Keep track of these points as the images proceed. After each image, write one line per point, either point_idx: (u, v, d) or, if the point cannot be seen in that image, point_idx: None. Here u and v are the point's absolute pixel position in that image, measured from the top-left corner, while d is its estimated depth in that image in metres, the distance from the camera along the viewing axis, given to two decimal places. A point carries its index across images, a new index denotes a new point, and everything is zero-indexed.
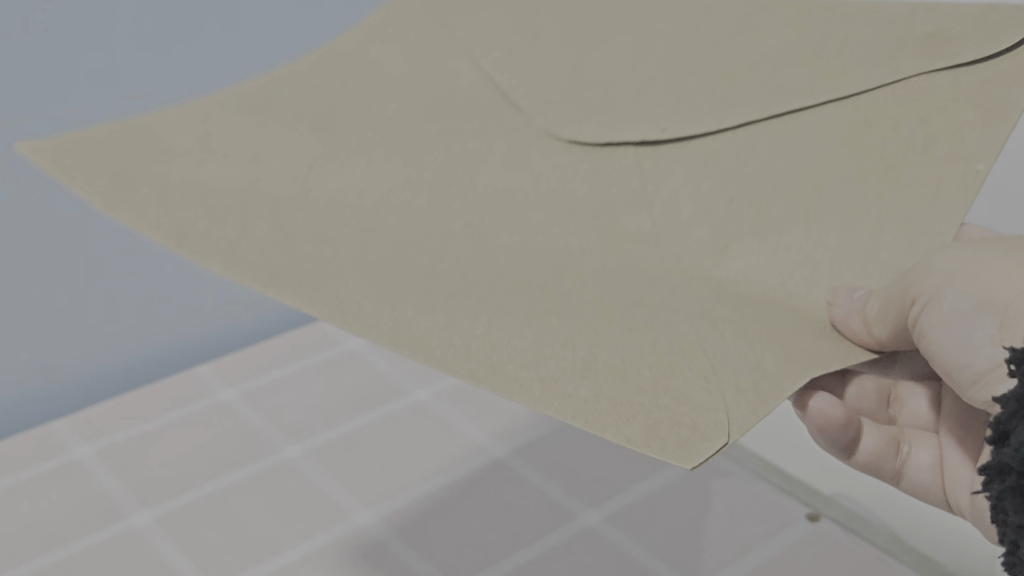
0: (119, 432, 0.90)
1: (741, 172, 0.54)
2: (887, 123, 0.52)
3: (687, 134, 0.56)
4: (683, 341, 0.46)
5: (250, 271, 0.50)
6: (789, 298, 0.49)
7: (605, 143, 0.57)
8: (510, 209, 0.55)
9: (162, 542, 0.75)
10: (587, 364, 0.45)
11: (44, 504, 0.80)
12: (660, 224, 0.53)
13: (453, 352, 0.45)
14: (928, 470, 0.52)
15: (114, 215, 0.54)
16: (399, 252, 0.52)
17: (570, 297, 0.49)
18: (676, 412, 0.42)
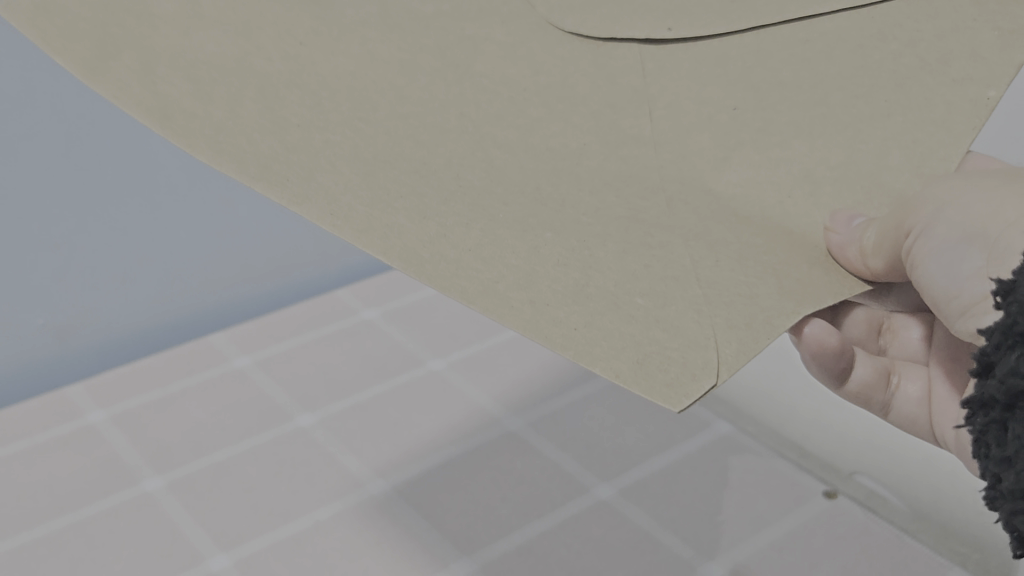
0: (131, 398, 1.09)
1: (748, 79, 0.52)
2: (901, 37, 0.50)
3: (695, 34, 0.54)
4: (677, 265, 0.45)
5: (239, 163, 0.49)
6: (788, 218, 0.48)
7: (607, 37, 0.55)
8: (507, 103, 0.53)
9: (171, 503, 0.91)
10: (577, 287, 0.44)
11: (56, 471, 0.97)
12: (662, 129, 0.51)
13: (445, 267, 0.44)
14: (915, 400, 0.60)
15: (97, 88, 0.52)
16: (392, 146, 0.51)
17: (565, 209, 0.48)
18: (664, 345, 0.42)
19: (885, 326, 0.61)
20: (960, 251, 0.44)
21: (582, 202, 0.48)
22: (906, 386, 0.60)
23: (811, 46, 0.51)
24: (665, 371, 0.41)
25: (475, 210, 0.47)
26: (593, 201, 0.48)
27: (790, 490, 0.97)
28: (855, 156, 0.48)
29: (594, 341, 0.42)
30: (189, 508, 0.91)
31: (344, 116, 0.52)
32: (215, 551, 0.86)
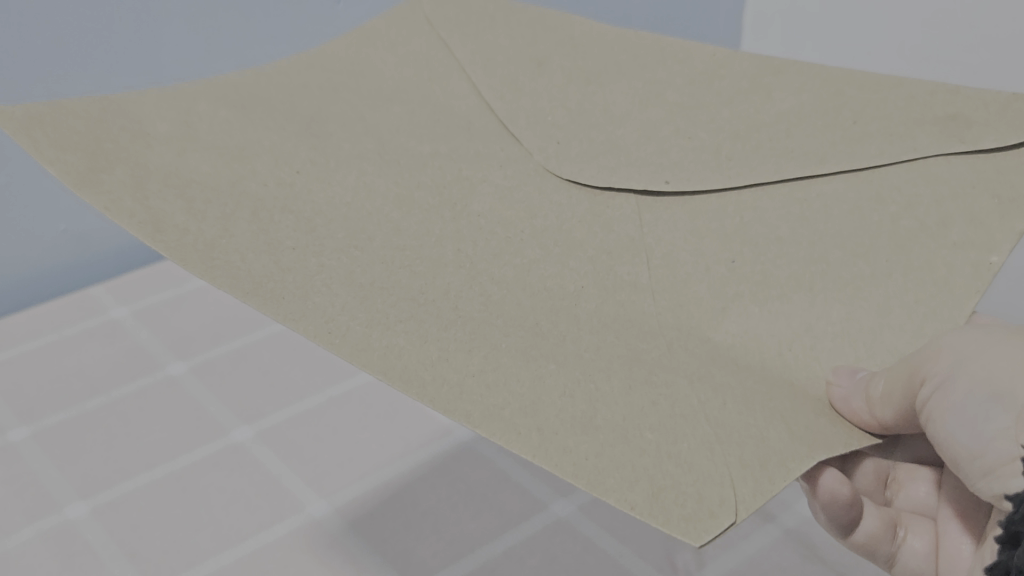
0: (151, 297, 1.01)
1: (744, 236, 0.52)
2: (899, 201, 0.51)
3: (688, 188, 0.55)
4: (684, 407, 0.44)
5: (231, 276, 0.47)
6: (787, 371, 0.47)
7: (606, 186, 0.56)
8: (504, 243, 0.53)
9: (193, 389, 0.84)
10: (583, 418, 0.42)
11: (85, 361, 0.88)
12: (659, 279, 0.51)
13: (449, 391, 0.43)
14: (922, 556, 0.54)
15: (84, 193, 0.50)
16: (388, 273, 0.50)
17: (571, 349, 0.47)
18: (680, 482, 0.39)
19: (891, 478, 0.58)
20: (987, 410, 0.44)
21: (587, 343, 0.47)
22: (913, 541, 0.55)
23: (806, 205, 0.52)
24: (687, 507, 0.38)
25: (474, 341, 0.46)
26: (597, 338, 0.47)
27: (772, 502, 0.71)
28: (855, 311, 0.48)
29: (608, 472, 0.39)
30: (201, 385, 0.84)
31: (349, 241, 0.51)
32: (236, 423, 0.79)
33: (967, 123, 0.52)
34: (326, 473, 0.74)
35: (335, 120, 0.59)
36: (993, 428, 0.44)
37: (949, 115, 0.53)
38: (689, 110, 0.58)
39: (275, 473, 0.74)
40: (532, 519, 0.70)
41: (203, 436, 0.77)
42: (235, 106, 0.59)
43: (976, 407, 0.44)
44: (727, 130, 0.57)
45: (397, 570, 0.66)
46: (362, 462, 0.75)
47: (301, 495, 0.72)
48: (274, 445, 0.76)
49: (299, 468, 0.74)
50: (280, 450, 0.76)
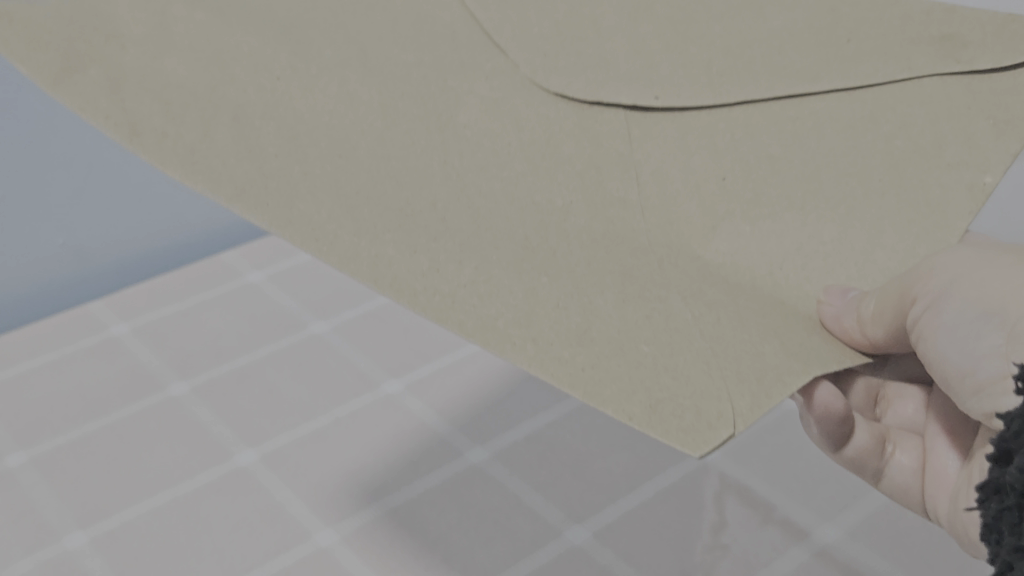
0: (151, 313, 1.00)
1: (734, 152, 0.52)
2: (892, 122, 0.50)
3: (678, 103, 0.54)
4: (677, 321, 0.43)
5: (214, 183, 0.46)
6: (783, 285, 0.47)
7: (594, 101, 0.55)
8: (490, 156, 0.52)
9: (242, 459, 0.76)
10: (577, 331, 0.41)
11: (87, 383, 0.88)
12: (649, 198, 0.51)
13: (440, 300, 0.42)
14: (910, 472, 0.56)
15: (61, 99, 0.49)
16: (374, 183, 0.49)
17: (564, 267, 0.46)
18: (678, 395, 0.38)
19: (880, 395, 0.57)
20: (978, 328, 0.44)
21: (579, 260, 0.46)
22: (901, 456, 0.56)
23: (798, 123, 0.52)
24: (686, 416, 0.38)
25: (466, 254, 0.45)
26: (588, 257, 0.47)
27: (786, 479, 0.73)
28: (849, 229, 0.48)
29: (606, 385, 0.39)
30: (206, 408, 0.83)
31: (337, 151, 0.50)
32: (240, 446, 0.78)
33: (964, 44, 0.52)
34: (324, 482, 0.74)
35: (314, 27, 0.57)
36: (985, 346, 0.43)
37: (946, 35, 0.52)
38: (679, 25, 0.57)
39: (278, 501, 0.72)
40: (546, 547, 0.68)
41: (203, 462, 0.76)
42: (211, 9, 0.56)
43: (967, 324, 0.44)
44: (717, 45, 0.56)
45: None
46: (362, 476, 0.74)
47: (305, 522, 0.70)
48: (277, 468, 0.75)
49: (313, 494, 0.73)
50: (283, 473, 0.75)
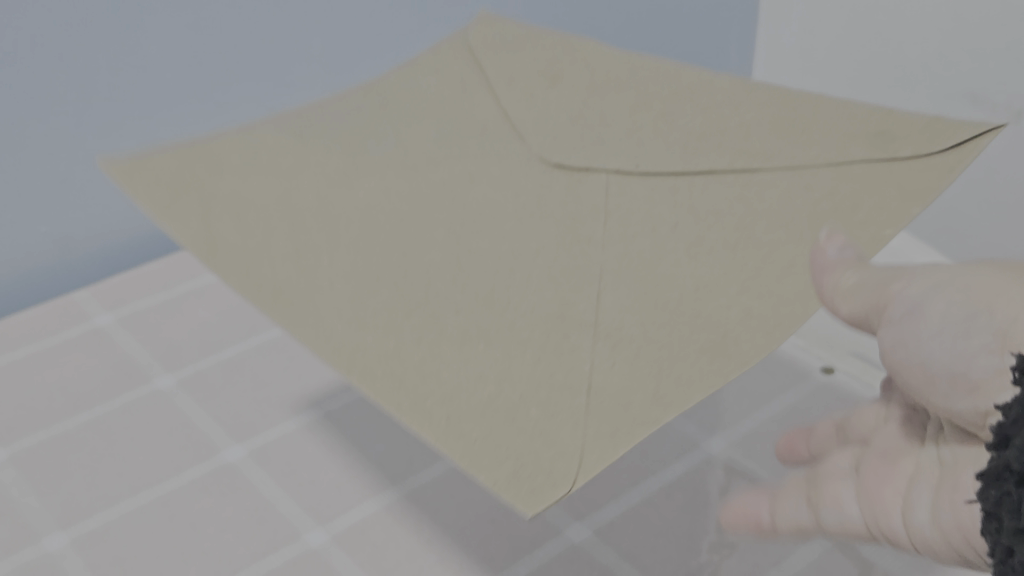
0: (137, 300, 0.84)
1: (681, 202, 0.58)
2: (823, 189, 0.55)
3: (659, 169, 0.61)
4: (574, 377, 0.46)
5: (249, 284, 0.52)
6: (697, 314, 0.49)
7: (583, 168, 0.63)
8: (486, 217, 0.60)
9: (258, 477, 0.66)
10: (455, 402, 0.44)
11: (67, 377, 0.75)
12: (607, 251, 0.56)
13: (386, 381, 0.46)
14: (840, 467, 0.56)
15: (167, 224, 0.56)
16: (392, 270, 0.55)
17: (484, 332, 0.50)
18: (541, 458, 0.40)
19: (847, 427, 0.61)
20: (969, 325, 0.45)
21: (513, 324, 0.50)
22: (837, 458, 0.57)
23: (751, 187, 0.57)
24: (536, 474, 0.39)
25: (404, 329, 0.50)
26: (522, 316, 0.51)
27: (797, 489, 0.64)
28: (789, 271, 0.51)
29: (475, 455, 0.41)
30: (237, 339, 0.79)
31: (326, 249, 0.56)
32: (311, 522, 0.62)
33: (892, 137, 0.56)
34: (320, 496, 0.65)
35: (370, 137, 0.68)
36: (976, 344, 0.45)
37: (880, 132, 0.57)
38: (669, 117, 0.65)
39: (268, 498, 0.64)
40: (545, 547, 0.62)
41: (190, 458, 0.68)
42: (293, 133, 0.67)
43: (956, 329, 0.45)
44: (691, 131, 0.64)
45: None
46: (341, 507, 0.64)
47: (296, 522, 0.62)
48: (270, 469, 0.67)
49: (320, 513, 0.63)
50: (274, 475, 0.66)
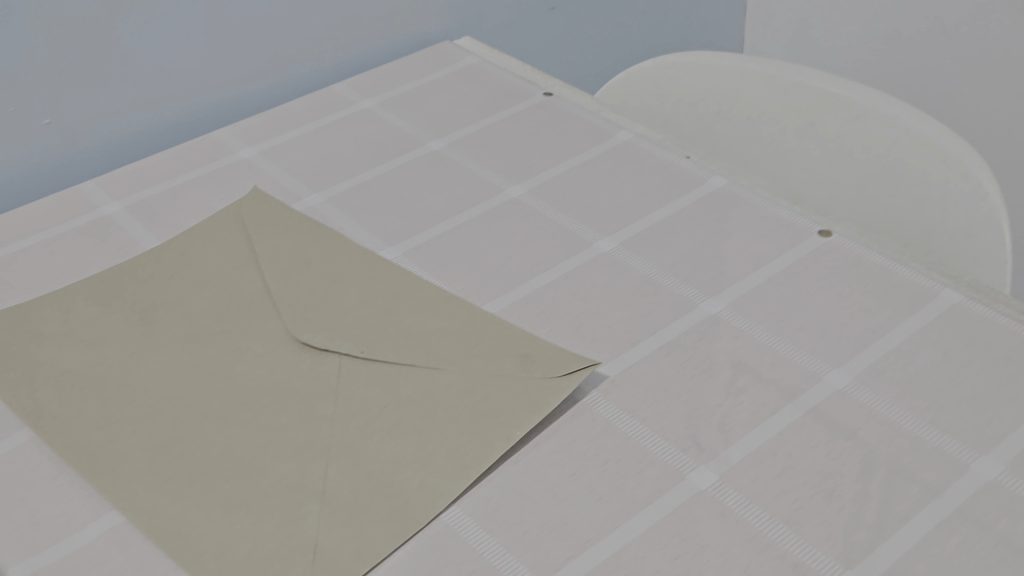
0: (136, 180, 0.69)
1: (301, 256, 0.60)
2: (435, 292, 0.57)
3: (289, 212, 0.64)
4: (315, 436, 0.48)
5: (109, 389, 0.51)
6: (325, 347, 0.54)
7: (222, 210, 0.65)
8: (344, 246, 0.62)
9: (183, 289, 0.58)
10: (161, 478, 0.46)
11: (39, 232, 0.64)
12: (212, 269, 0.60)
13: (238, 463, 0.47)
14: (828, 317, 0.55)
15: (51, 352, 0.53)
16: (83, 352, 0.53)
17: (224, 371, 0.52)
18: (202, 549, 0.43)
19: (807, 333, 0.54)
20: None
21: (237, 371, 0.52)
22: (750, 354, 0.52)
23: (374, 268, 0.60)
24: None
25: (131, 387, 0.51)
26: (267, 351, 0.54)
27: (834, 255, 0.59)
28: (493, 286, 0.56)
29: (169, 537, 0.43)
30: (219, 198, 0.67)
31: (79, 299, 0.57)
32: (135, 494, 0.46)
33: None
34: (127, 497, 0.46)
35: None
36: None
37: None
38: None
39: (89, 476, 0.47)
40: (699, 483, 0.46)
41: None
42: None
43: None
44: None
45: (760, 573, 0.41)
46: None
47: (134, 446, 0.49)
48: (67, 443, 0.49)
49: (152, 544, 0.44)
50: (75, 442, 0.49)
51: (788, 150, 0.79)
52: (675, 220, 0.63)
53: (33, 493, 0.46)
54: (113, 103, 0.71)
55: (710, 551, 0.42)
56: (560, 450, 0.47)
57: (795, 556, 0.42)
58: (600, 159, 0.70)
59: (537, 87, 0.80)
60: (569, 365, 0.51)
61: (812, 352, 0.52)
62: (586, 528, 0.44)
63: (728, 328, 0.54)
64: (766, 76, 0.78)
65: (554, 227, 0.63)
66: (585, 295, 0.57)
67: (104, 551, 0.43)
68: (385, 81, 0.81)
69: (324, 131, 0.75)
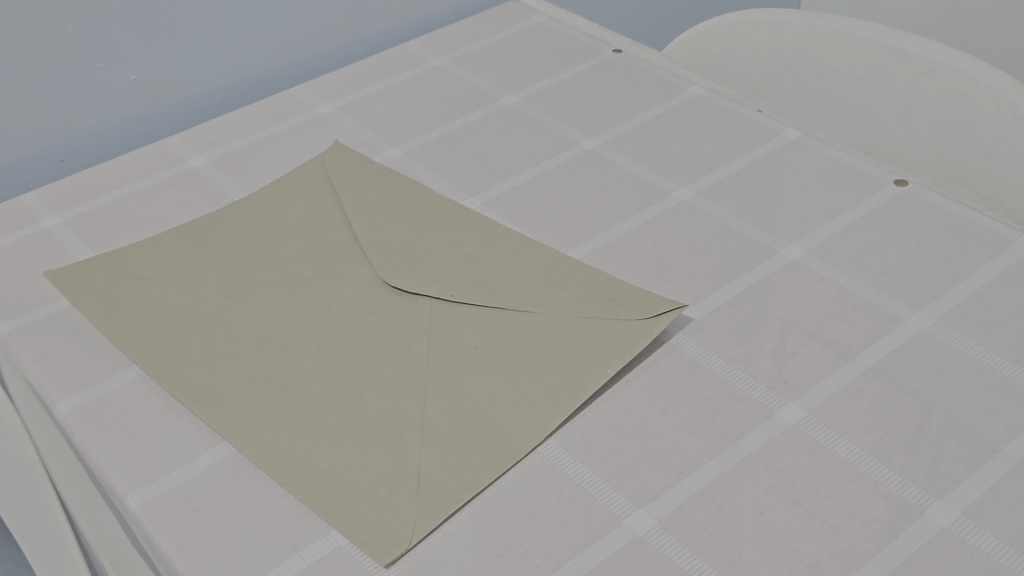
0: (219, 136, 0.71)
1: (386, 206, 0.62)
2: (520, 240, 0.59)
3: (372, 165, 0.66)
4: (412, 372, 0.50)
5: (210, 328, 0.53)
6: (416, 290, 0.55)
7: (306, 162, 0.67)
8: (427, 197, 0.63)
9: (274, 237, 0.60)
10: (267, 411, 0.48)
11: (129, 186, 0.66)
12: (301, 218, 0.61)
13: (340, 397, 0.49)
14: (908, 262, 0.56)
15: (152, 295, 0.55)
16: (183, 295, 0.55)
17: (320, 313, 0.54)
18: (310, 477, 0.45)
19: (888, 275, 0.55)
20: None
21: (333, 313, 0.54)
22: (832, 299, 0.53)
23: (459, 216, 0.61)
24: (470, 546, 0.42)
25: (232, 327, 0.53)
26: (359, 294, 0.55)
27: (911, 204, 0.60)
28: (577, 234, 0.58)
29: (278, 465, 0.45)
30: (301, 152, 0.69)
31: (174, 245, 0.59)
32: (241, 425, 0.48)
33: None
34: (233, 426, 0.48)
35: None
36: None
37: None
38: None
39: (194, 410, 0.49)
40: (789, 419, 0.47)
41: (105, 364, 0.52)
42: None
43: None
44: None
45: (850, 502, 0.43)
46: None
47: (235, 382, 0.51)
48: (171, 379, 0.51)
49: (261, 474, 0.45)
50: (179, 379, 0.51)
51: (857, 106, 0.79)
52: (751, 171, 0.64)
53: (145, 426, 0.48)
54: (197, 61, 0.73)
55: (802, 482, 0.44)
56: (650, 387, 0.49)
57: (886, 487, 0.43)
58: (673, 114, 0.71)
59: (606, 44, 0.81)
60: (656, 308, 0.52)
61: (893, 295, 0.53)
62: (679, 460, 0.45)
63: (809, 273, 0.55)
64: (833, 32, 0.78)
65: (631, 178, 0.64)
66: (666, 243, 0.58)
67: (217, 480, 0.45)
68: (455, 39, 0.83)
69: (399, 88, 0.76)
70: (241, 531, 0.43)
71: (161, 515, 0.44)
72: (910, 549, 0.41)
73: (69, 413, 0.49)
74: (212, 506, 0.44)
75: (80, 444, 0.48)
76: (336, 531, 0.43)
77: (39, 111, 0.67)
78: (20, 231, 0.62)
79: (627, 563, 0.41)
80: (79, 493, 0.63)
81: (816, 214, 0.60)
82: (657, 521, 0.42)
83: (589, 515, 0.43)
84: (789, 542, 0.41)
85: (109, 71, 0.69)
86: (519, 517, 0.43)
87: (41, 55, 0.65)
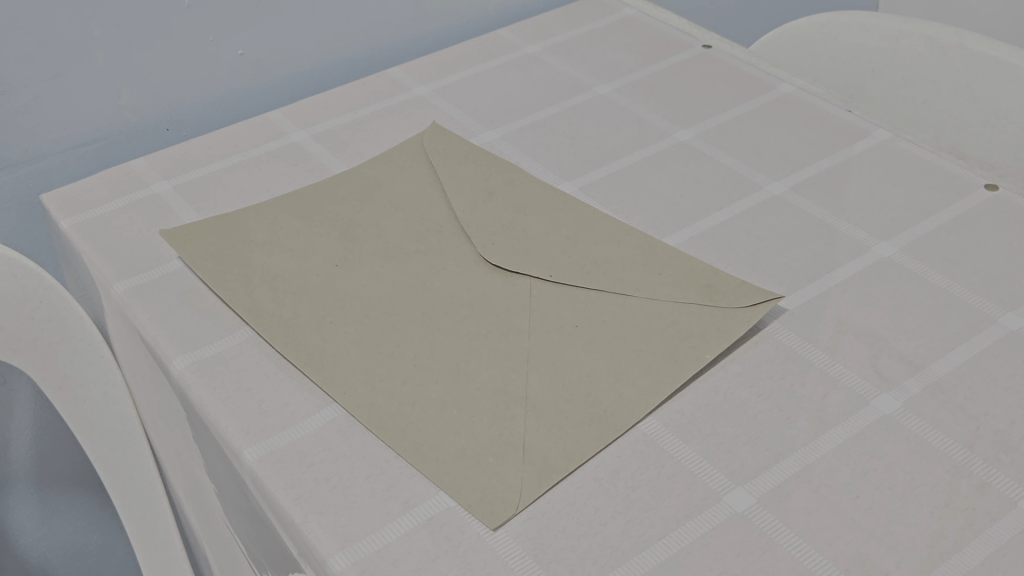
0: (319, 112, 0.73)
1: (486, 185, 0.64)
2: (616, 225, 0.60)
3: (471, 146, 0.68)
4: (516, 345, 0.51)
5: (319, 297, 0.55)
6: (517, 267, 0.57)
7: (404, 141, 0.68)
8: (525, 178, 0.65)
9: (377, 210, 0.61)
10: (377, 376, 0.50)
11: (234, 157, 0.68)
12: (402, 193, 0.63)
13: (445, 366, 0.50)
14: (1001, 264, 0.57)
15: (261, 260, 0.57)
16: (292, 261, 0.57)
17: (423, 285, 0.56)
18: (420, 441, 0.47)
19: (981, 277, 0.56)
20: None
21: (436, 285, 0.56)
22: (926, 298, 0.55)
23: (556, 200, 0.63)
24: (575, 513, 0.43)
25: (340, 295, 0.55)
26: (461, 268, 0.57)
27: (1005, 208, 0.61)
28: None
29: (388, 428, 0.47)
30: (400, 131, 0.70)
31: (282, 214, 0.61)
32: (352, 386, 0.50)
33: None
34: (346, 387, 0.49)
35: None
36: None
37: None
38: None
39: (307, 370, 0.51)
40: (883, 408, 0.48)
41: (219, 325, 0.54)
42: None
43: None
44: None
45: (945, 491, 0.44)
46: None
47: None
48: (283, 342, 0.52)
49: (372, 436, 0.47)
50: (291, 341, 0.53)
51: (943, 110, 0.80)
52: (843, 169, 0.65)
53: (258, 385, 0.50)
54: (300, 39, 0.75)
55: (897, 469, 0.45)
56: (747, 372, 0.50)
57: (981, 478, 0.44)
58: (765, 110, 0.72)
59: (695, 40, 0.82)
60: (754, 298, 0.54)
61: (986, 296, 0.55)
62: (777, 442, 0.46)
63: (902, 270, 0.57)
64: (924, 37, 0.79)
65: (724, 170, 0.66)
66: (760, 234, 0.60)
67: (329, 440, 0.47)
68: (547, 28, 0.84)
69: (494, 73, 0.78)
70: (355, 488, 0.45)
71: (277, 468, 0.46)
72: (1006, 537, 0.42)
73: (186, 368, 0.51)
74: (326, 464, 0.46)
75: (197, 399, 0.50)
76: (445, 493, 0.44)
77: (150, 80, 0.69)
78: (131, 195, 0.64)
79: (729, 537, 0.42)
80: (173, 450, 0.65)
81: (909, 214, 0.61)
82: (755, 499, 0.44)
83: (690, 490, 0.44)
84: (886, 525, 0.43)
85: (218, 45, 0.71)
86: (622, 489, 0.45)
87: (156, 28, 0.67)
